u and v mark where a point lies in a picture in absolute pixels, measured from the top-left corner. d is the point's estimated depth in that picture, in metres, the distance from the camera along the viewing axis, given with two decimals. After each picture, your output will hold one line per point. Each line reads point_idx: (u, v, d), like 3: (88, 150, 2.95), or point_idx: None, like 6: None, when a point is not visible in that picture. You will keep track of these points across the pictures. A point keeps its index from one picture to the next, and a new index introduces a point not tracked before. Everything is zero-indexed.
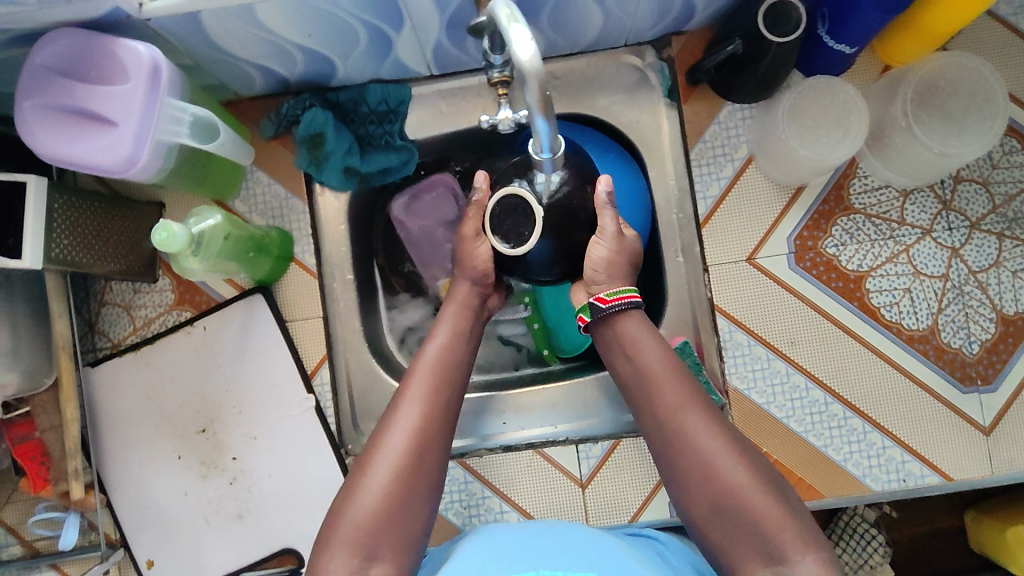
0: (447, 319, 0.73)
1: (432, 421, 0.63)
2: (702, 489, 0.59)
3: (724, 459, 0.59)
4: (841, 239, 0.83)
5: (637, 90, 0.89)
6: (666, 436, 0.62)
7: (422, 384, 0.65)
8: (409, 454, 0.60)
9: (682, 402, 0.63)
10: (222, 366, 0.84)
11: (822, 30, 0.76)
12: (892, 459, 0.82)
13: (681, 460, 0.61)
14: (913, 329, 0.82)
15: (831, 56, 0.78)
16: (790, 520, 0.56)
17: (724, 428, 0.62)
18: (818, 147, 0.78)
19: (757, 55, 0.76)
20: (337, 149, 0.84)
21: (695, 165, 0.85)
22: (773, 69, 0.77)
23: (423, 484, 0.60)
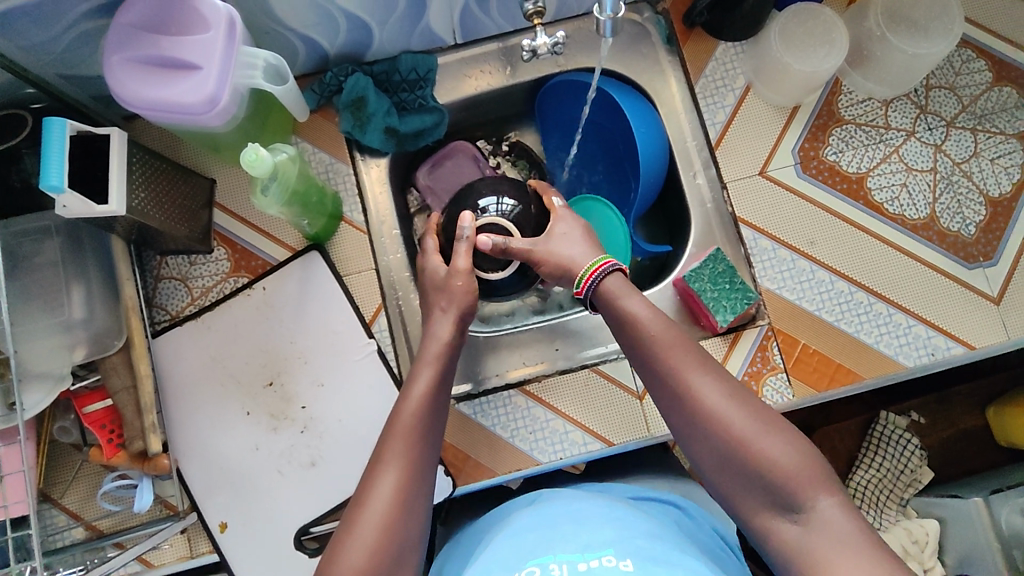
0: (425, 367, 0.72)
1: (406, 496, 0.62)
2: (712, 443, 0.63)
3: (730, 413, 0.63)
4: (839, 146, 0.93)
5: (639, 42, 0.99)
6: (671, 394, 0.66)
7: (400, 440, 0.65)
8: (382, 531, 0.59)
9: (685, 365, 0.67)
10: (286, 317, 0.87)
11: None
12: (918, 336, 0.89)
13: (689, 415, 0.64)
14: (915, 218, 0.92)
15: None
16: (800, 464, 0.60)
17: (726, 384, 0.65)
18: (811, 62, 0.90)
19: None
20: (378, 110, 0.92)
21: (701, 97, 0.96)
22: (757, 7, 0.88)
23: (407, 538, 0.60)
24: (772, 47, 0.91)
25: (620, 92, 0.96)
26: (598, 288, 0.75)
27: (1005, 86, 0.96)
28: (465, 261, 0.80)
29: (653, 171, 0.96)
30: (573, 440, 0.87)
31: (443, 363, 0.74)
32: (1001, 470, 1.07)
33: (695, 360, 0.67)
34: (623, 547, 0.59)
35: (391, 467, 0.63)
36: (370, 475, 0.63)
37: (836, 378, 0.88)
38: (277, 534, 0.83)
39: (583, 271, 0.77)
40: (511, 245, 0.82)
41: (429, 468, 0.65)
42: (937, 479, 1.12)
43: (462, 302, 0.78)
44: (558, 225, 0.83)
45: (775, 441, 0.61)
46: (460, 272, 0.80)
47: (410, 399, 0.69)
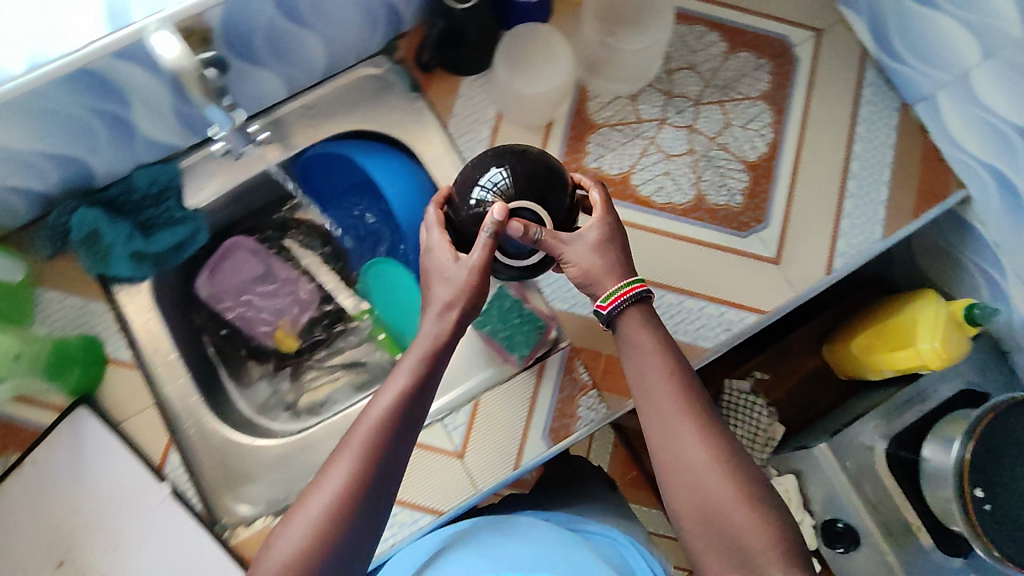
0: (400, 371, 0.66)
1: (331, 526, 0.60)
2: (694, 497, 0.63)
3: (715, 479, 0.63)
4: (598, 151, 0.94)
5: (384, 94, 0.96)
6: (658, 444, 0.66)
7: (362, 444, 0.62)
8: (304, 550, 0.59)
9: (684, 419, 0.65)
10: (64, 488, 0.81)
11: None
12: (713, 315, 0.90)
13: (672, 466, 0.65)
14: (684, 202, 0.93)
15: (524, 9, 0.90)
16: (772, 535, 0.61)
17: (715, 445, 0.64)
18: (539, 82, 0.90)
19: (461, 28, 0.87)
20: (116, 238, 0.85)
21: (457, 137, 0.94)
22: (483, 36, 0.89)
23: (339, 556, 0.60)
24: (502, 77, 0.91)
25: (365, 154, 0.94)
26: (621, 317, 0.70)
27: (740, 53, 0.98)
28: (483, 253, 0.68)
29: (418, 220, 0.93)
30: (401, 521, 0.83)
31: (429, 361, 0.67)
32: (847, 404, 1.14)
33: (682, 408, 0.66)
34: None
35: (332, 478, 0.61)
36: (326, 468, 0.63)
37: None
38: None
39: (616, 286, 0.70)
40: (542, 237, 0.70)
41: (391, 474, 0.63)
42: (797, 428, 1.19)
43: (462, 300, 0.68)
44: (590, 231, 0.72)
45: (745, 512, 0.62)
46: (462, 277, 0.69)
47: (389, 395, 0.64)
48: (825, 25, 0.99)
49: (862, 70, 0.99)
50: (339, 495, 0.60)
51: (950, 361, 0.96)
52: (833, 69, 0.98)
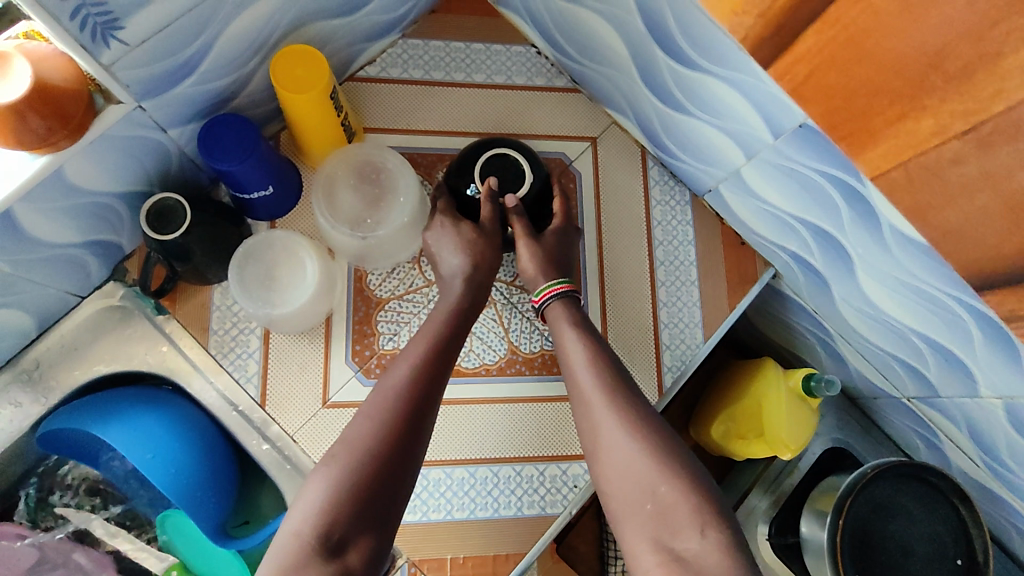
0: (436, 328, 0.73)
1: (364, 475, 0.59)
2: (623, 466, 0.64)
3: (639, 435, 0.65)
4: (391, 330, 0.85)
5: (127, 325, 0.83)
6: (584, 406, 0.69)
7: (399, 392, 0.66)
8: (339, 485, 0.58)
9: (605, 386, 0.69)
10: None
11: (235, 193, 0.78)
12: (555, 476, 0.84)
13: (594, 439, 0.67)
14: (497, 360, 0.87)
15: (265, 201, 0.81)
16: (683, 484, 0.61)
17: (629, 403, 0.68)
18: (295, 297, 0.80)
19: (183, 251, 0.75)
20: None
21: (221, 358, 0.82)
22: (209, 246, 0.77)
23: (378, 495, 0.59)
24: (254, 295, 0.80)
25: (104, 423, 0.76)
26: (549, 308, 0.78)
27: None
28: (489, 212, 0.80)
29: (192, 478, 0.78)
30: None
31: (447, 334, 0.73)
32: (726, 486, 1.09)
33: (605, 372, 0.71)
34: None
35: (366, 416, 0.63)
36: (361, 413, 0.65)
37: (500, 568, 0.81)
38: None
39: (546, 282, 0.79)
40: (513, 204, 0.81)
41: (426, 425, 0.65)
42: None
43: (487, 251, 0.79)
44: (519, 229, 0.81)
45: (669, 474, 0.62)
46: (485, 236, 0.79)
47: (401, 375, 0.68)
48: (598, 132, 0.97)
49: (645, 168, 0.96)
50: (378, 437, 0.61)
51: (801, 445, 0.95)
52: (614, 174, 0.96)
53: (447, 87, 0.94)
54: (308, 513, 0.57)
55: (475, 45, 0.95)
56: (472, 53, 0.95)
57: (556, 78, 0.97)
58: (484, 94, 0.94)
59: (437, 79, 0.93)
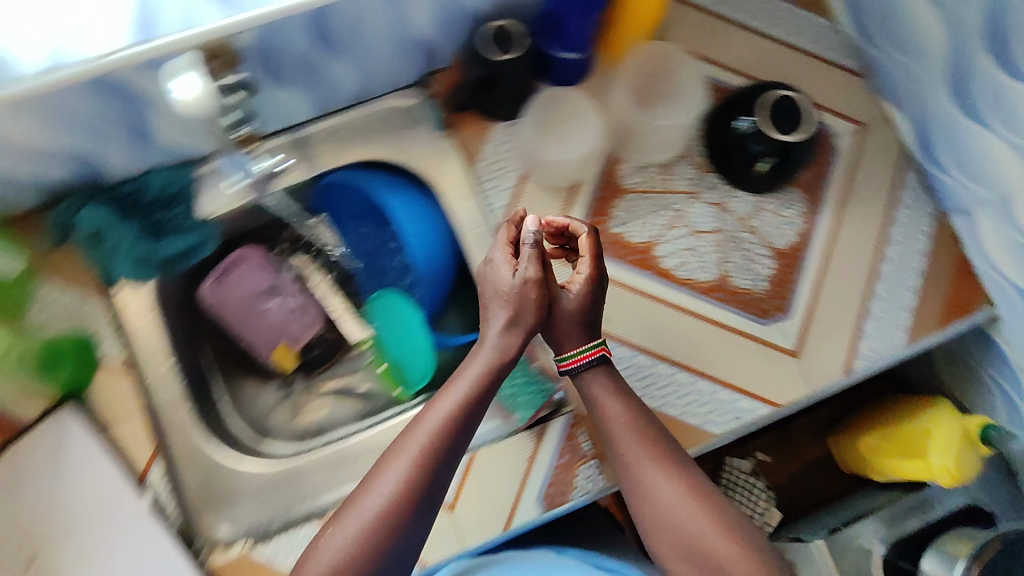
0: (472, 369, 0.77)
1: (414, 489, 0.71)
2: (682, 532, 0.74)
3: (693, 515, 0.75)
4: (624, 217, 0.91)
5: (412, 128, 0.94)
6: (630, 483, 0.77)
7: (415, 442, 0.73)
8: (366, 532, 0.68)
9: (662, 460, 0.77)
10: (41, 486, 0.79)
11: (551, 47, 0.87)
12: (723, 401, 0.88)
13: (650, 512, 0.76)
14: (707, 281, 0.90)
15: (569, 66, 0.89)
16: (731, 550, 0.73)
17: (680, 478, 0.76)
18: (563, 152, 0.86)
19: (496, 78, 0.86)
20: (122, 241, 0.85)
21: (480, 182, 0.91)
22: (517, 84, 0.87)
23: (392, 551, 0.69)
24: (530, 140, 0.90)
25: (389, 186, 0.95)
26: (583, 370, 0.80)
27: None
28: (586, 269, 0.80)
29: (435, 262, 0.94)
30: None
31: (479, 390, 0.77)
32: (848, 498, 1.09)
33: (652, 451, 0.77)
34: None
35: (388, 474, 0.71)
36: (382, 466, 0.73)
37: None
38: None
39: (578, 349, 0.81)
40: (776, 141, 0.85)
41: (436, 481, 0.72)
42: (792, 518, 1.12)
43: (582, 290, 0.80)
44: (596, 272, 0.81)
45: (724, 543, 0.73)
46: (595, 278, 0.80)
47: (430, 417, 0.75)
48: (869, 120, 0.98)
49: (902, 171, 0.97)
50: (398, 486, 0.70)
51: (964, 476, 0.92)
52: (873, 163, 0.96)
53: (746, 30, 0.98)
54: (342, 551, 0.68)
55: (784, 5, 0.99)
56: (778, 10, 0.99)
57: (846, 58, 0.99)
58: (775, 48, 0.98)
59: (736, 20, 0.97)
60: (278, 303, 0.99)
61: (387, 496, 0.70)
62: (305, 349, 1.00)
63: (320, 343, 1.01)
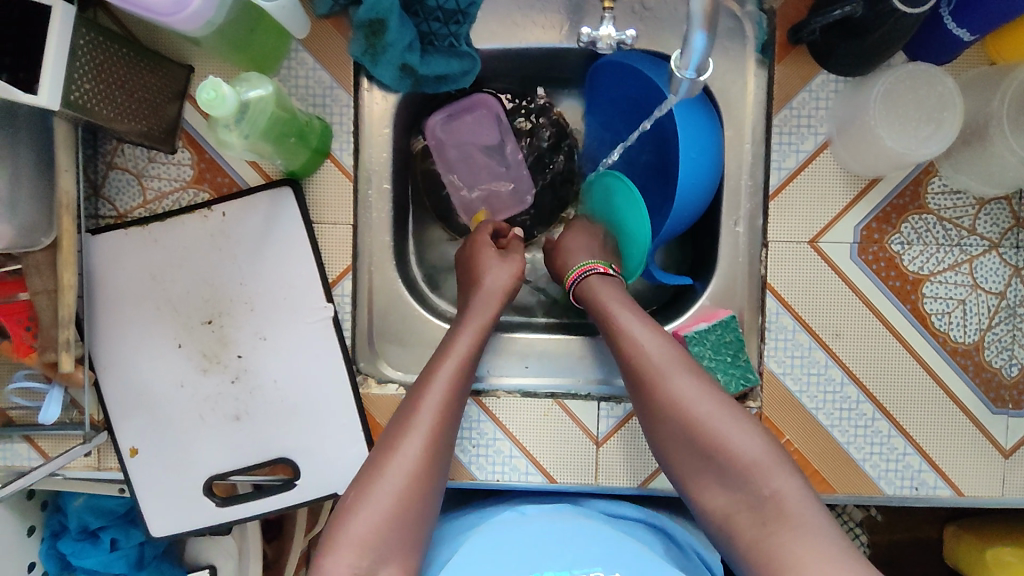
0: (467, 332, 0.75)
1: (433, 447, 0.68)
2: (679, 436, 0.67)
3: (700, 405, 0.67)
4: (908, 237, 0.80)
5: (728, 39, 0.82)
6: (640, 387, 0.70)
7: (434, 400, 0.70)
8: (410, 487, 0.65)
9: (666, 364, 0.69)
10: (239, 257, 0.78)
11: (944, 9, 0.70)
12: (909, 466, 0.81)
13: (657, 407, 0.69)
14: (958, 342, 0.80)
15: (947, 42, 0.72)
16: (760, 454, 0.64)
17: (696, 376, 0.69)
18: (906, 141, 0.72)
19: (872, 23, 0.69)
20: (398, 41, 0.74)
21: (777, 132, 0.79)
22: (883, 43, 0.70)
23: (428, 498, 0.66)
24: (867, 106, 0.74)
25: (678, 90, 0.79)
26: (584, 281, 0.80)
27: None
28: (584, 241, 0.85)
29: (694, 200, 0.80)
30: (515, 466, 0.82)
31: (484, 330, 0.77)
32: None
33: (672, 357, 0.70)
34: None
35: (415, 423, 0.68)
36: (399, 431, 0.68)
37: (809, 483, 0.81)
38: (188, 473, 0.79)
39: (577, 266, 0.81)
40: None
41: (449, 432, 0.70)
42: None
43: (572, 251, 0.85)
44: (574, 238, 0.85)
45: (746, 438, 0.65)
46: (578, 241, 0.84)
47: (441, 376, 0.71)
48: None
49: None
50: (419, 454, 0.67)
51: None
52: None
53: None
54: (384, 513, 0.63)
55: None
56: None
57: None
58: None
59: None
60: (497, 164, 0.92)
61: (413, 457, 0.66)
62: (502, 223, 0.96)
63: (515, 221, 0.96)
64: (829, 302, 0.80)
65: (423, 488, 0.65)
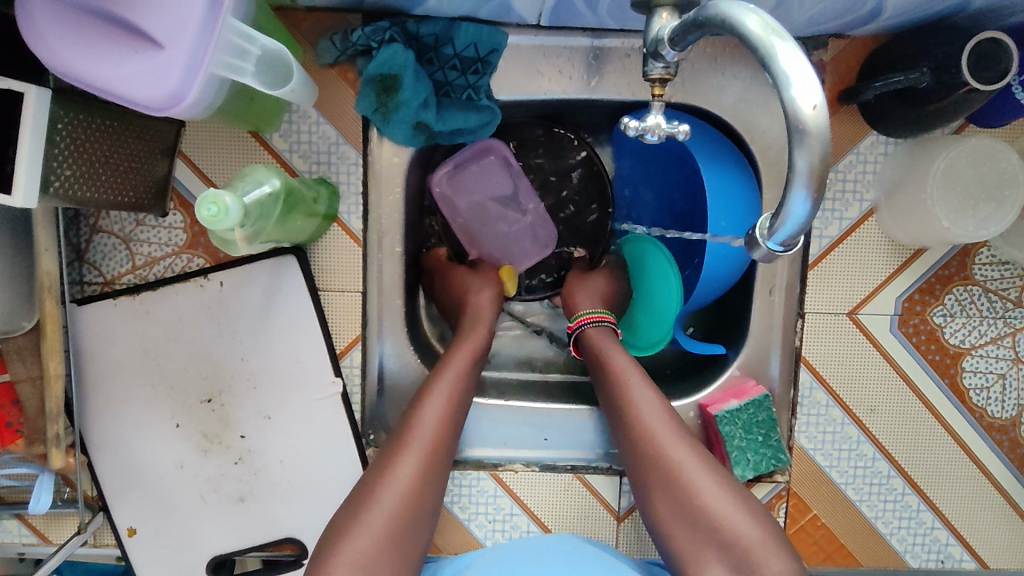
0: (463, 350, 0.70)
1: (428, 474, 0.61)
2: (676, 506, 0.59)
3: (693, 471, 0.60)
4: (951, 309, 0.76)
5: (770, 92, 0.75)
6: (636, 452, 0.64)
7: (429, 427, 0.64)
8: (394, 522, 0.58)
9: (659, 424, 0.64)
10: (239, 330, 0.72)
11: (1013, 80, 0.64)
12: (936, 540, 0.79)
13: (655, 473, 0.61)
14: (995, 417, 0.77)
15: (1013, 111, 0.67)
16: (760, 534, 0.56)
17: (696, 447, 0.62)
18: (962, 220, 0.67)
19: (936, 94, 0.63)
20: (413, 100, 0.67)
21: (820, 198, 0.74)
22: (944, 113, 0.64)
23: (416, 534, 0.59)
24: (923, 178, 0.69)
25: (716, 152, 0.73)
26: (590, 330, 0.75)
27: None
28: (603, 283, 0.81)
29: (724, 273, 0.76)
30: None
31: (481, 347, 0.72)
32: None
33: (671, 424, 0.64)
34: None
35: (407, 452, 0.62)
36: (390, 456, 0.62)
37: (834, 556, 0.79)
38: (190, 555, 0.75)
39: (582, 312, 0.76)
40: None
41: (445, 461, 0.63)
42: None
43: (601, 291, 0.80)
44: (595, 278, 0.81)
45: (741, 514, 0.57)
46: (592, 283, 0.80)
47: (435, 396, 0.66)
48: None
49: None
50: (410, 482, 0.60)
51: None
52: None
53: None
54: (366, 551, 0.55)
55: None
56: None
57: None
58: None
59: None
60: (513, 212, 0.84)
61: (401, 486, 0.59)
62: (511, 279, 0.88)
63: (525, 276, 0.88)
64: (866, 376, 0.76)
65: (410, 521, 0.58)
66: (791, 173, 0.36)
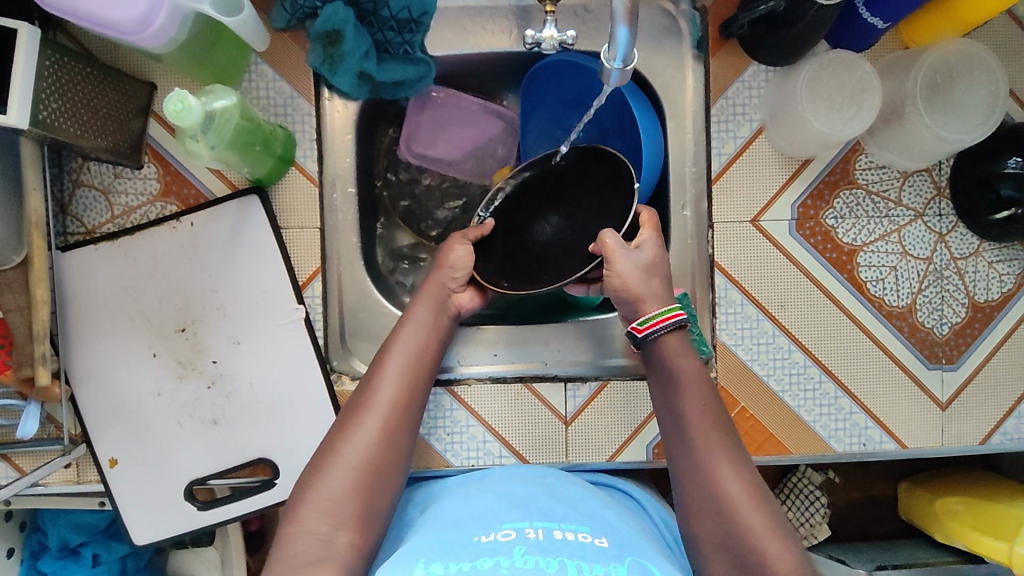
0: (420, 308, 0.77)
1: (393, 425, 0.67)
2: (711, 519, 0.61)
3: (733, 498, 0.61)
4: (842, 211, 0.86)
5: (666, 36, 0.87)
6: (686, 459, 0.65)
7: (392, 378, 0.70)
8: (363, 466, 0.63)
9: (714, 453, 0.64)
10: (210, 264, 0.80)
11: (859, 1, 0.76)
12: (856, 424, 0.87)
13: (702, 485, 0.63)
14: (893, 305, 0.87)
15: (863, 29, 0.79)
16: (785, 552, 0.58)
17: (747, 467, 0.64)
18: (831, 122, 0.78)
19: (794, 16, 0.74)
20: (355, 51, 0.77)
21: (715, 120, 0.85)
22: (807, 33, 0.76)
23: (388, 476, 0.65)
24: (796, 92, 0.80)
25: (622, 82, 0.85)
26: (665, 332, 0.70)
27: None
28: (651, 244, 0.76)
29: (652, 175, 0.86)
30: (489, 450, 0.85)
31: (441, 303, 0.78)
32: (894, 543, 1.11)
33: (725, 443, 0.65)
34: (538, 522, 0.63)
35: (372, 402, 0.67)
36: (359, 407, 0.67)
37: (765, 446, 0.86)
38: (170, 479, 0.81)
39: (653, 313, 0.71)
40: None
41: (411, 408, 0.69)
42: (832, 537, 1.16)
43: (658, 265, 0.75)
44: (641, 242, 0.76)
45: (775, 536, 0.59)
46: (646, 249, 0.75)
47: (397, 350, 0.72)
48: None
49: None
50: (377, 430, 0.66)
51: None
52: None
53: None
54: (338, 492, 0.61)
55: None
56: None
57: None
58: None
59: None
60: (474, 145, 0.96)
61: (370, 432, 0.65)
62: (493, 280, 0.83)
63: (510, 276, 0.84)
64: (776, 275, 0.86)
65: (380, 463, 0.64)
66: (612, 11, 0.51)
